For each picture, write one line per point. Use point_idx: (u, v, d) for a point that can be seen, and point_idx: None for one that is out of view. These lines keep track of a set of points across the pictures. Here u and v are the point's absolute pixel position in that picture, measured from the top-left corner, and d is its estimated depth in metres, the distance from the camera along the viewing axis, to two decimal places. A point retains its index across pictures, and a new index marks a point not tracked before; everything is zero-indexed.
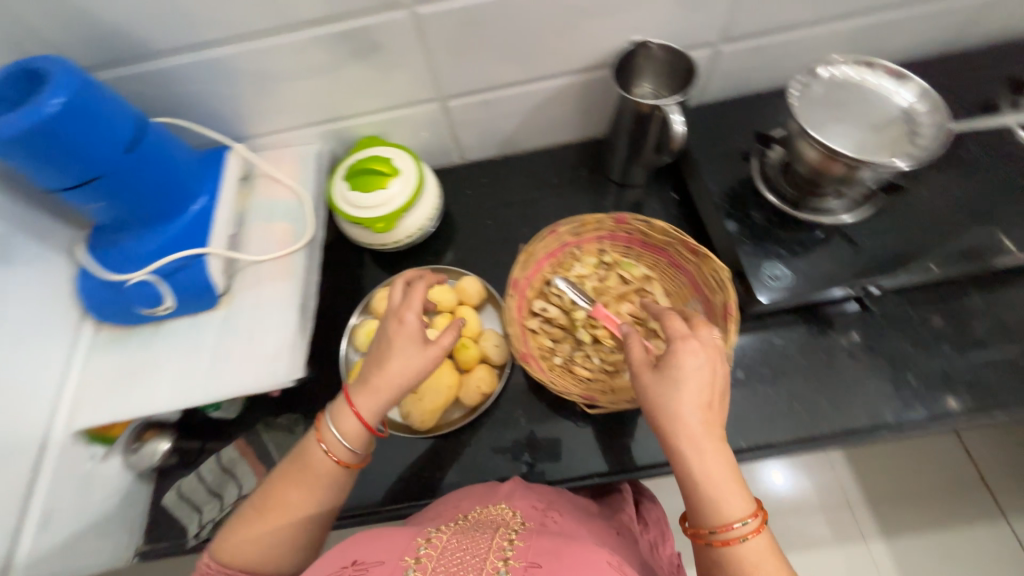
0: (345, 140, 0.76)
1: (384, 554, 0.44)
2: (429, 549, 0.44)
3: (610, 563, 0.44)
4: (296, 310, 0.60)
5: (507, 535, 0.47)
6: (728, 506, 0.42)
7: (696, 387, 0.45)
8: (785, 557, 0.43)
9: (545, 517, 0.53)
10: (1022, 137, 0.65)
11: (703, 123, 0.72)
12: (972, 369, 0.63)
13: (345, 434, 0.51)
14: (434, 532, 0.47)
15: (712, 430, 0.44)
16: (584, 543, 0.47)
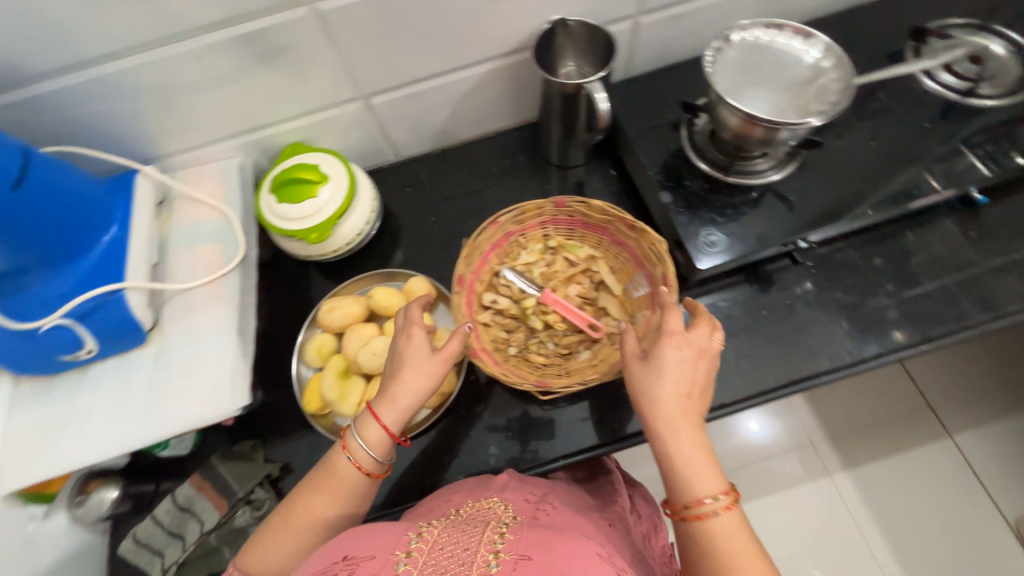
0: (268, 150, 0.72)
1: (376, 547, 0.44)
2: (420, 543, 0.44)
3: (600, 555, 0.43)
4: (234, 336, 0.57)
5: (498, 528, 0.46)
6: (701, 482, 0.44)
7: (677, 375, 0.47)
8: (762, 547, 0.43)
9: (538, 508, 0.52)
10: (926, 82, 0.68)
11: (631, 97, 0.73)
12: (899, 307, 0.66)
13: (370, 445, 0.51)
14: (425, 526, 0.47)
15: (687, 414, 0.46)
16: (575, 534, 0.46)
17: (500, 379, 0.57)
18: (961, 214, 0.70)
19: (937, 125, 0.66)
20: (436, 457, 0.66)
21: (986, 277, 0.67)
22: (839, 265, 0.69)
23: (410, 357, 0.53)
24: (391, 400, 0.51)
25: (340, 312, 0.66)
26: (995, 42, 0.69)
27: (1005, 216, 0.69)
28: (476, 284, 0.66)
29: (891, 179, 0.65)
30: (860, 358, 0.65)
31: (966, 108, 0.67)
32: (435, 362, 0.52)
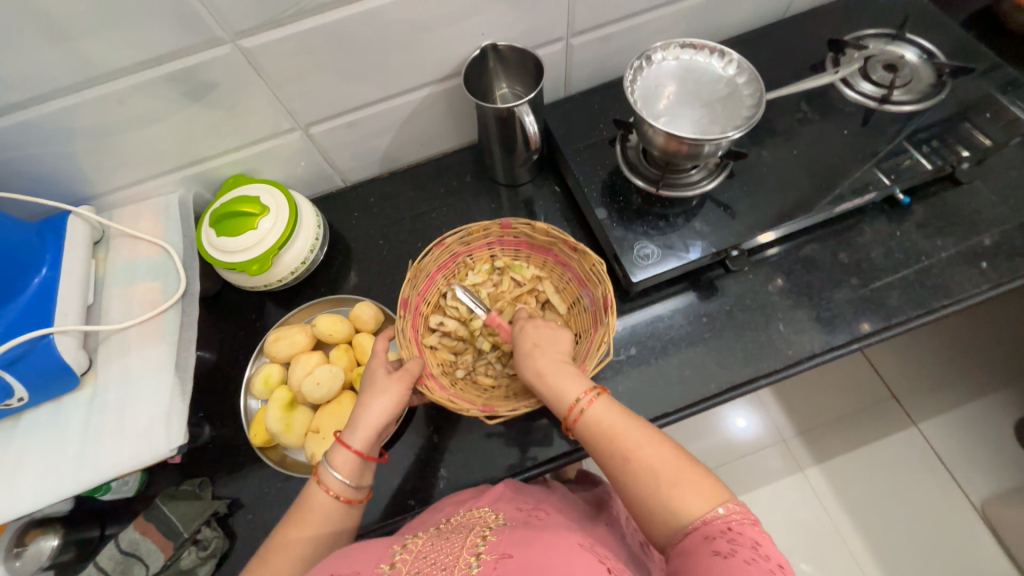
0: (210, 183, 0.72)
1: (362, 563, 0.44)
2: (404, 554, 0.44)
3: (580, 545, 0.43)
4: (171, 376, 0.57)
5: (482, 532, 0.46)
6: (567, 387, 0.50)
7: (524, 326, 0.58)
8: (633, 414, 0.48)
9: (527, 511, 0.52)
10: (844, 92, 0.72)
11: (567, 118, 0.75)
12: (832, 307, 0.68)
13: (344, 472, 0.50)
14: (410, 538, 0.47)
15: (543, 347, 0.55)
16: (557, 529, 0.47)
17: (446, 405, 0.57)
18: (888, 214, 0.72)
19: (858, 131, 0.69)
20: (384, 483, 0.65)
21: (912, 274, 0.69)
22: (773, 270, 0.71)
23: (375, 381, 0.55)
24: (361, 423, 0.52)
25: (285, 342, 0.66)
26: (907, 51, 0.73)
27: (928, 214, 0.72)
28: (423, 305, 0.66)
29: (816, 185, 0.67)
30: (798, 359, 0.66)
31: (884, 114, 0.70)
32: (394, 378, 0.54)
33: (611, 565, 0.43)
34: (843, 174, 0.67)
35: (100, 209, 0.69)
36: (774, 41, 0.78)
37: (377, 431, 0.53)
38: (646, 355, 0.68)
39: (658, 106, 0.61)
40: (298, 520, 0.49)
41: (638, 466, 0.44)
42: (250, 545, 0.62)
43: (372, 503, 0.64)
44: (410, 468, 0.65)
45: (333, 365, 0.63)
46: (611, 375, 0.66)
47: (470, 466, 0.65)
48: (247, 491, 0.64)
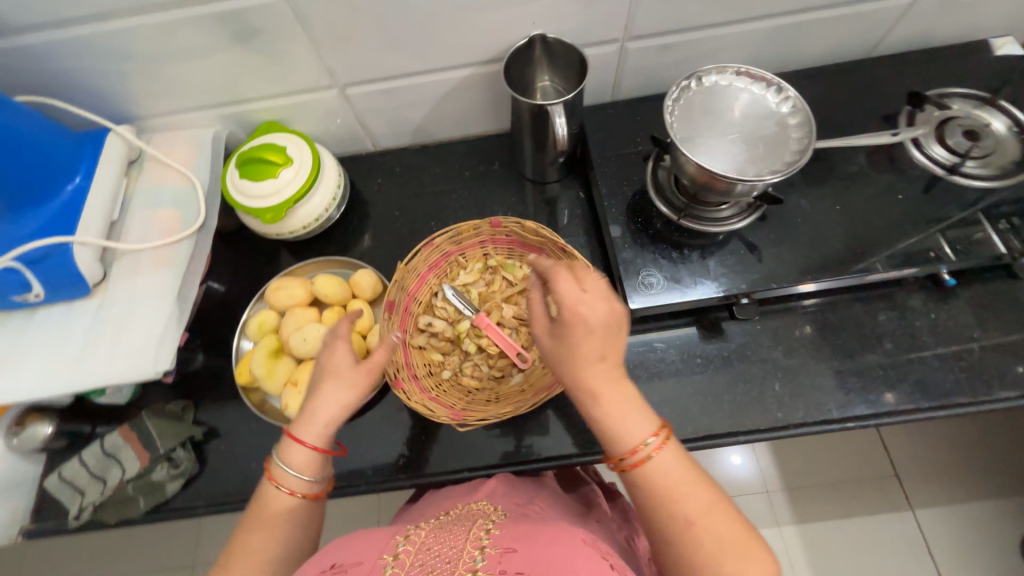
0: (246, 124, 0.74)
1: (363, 555, 0.41)
2: (408, 545, 0.42)
3: (585, 540, 0.41)
4: (171, 303, 0.61)
5: (485, 525, 0.45)
6: (630, 428, 0.42)
7: (587, 310, 0.44)
8: (697, 465, 0.42)
9: (526, 509, 0.51)
10: (910, 152, 0.66)
11: (605, 126, 0.73)
12: (836, 377, 0.64)
13: (300, 469, 0.48)
14: (412, 528, 0.45)
15: (604, 365, 0.44)
16: (560, 524, 0.45)
17: (419, 410, 0.58)
18: (927, 292, 0.67)
19: (915, 198, 0.64)
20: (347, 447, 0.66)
21: (933, 363, 0.63)
22: (784, 324, 0.67)
23: (331, 367, 0.50)
24: (314, 413, 0.49)
25: (284, 293, 0.68)
26: (996, 119, 0.66)
27: (971, 302, 0.66)
28: (414, 305, 0.67)
29: (850, 248, 0.62)
30: (787, 424, 0.62)
31: (948, 185, 0.64)
32: (355, 371, 0.50)
33: (615, 562, 0.40)
34: (883, 242, 0.62)
35: (142, 130, 0.72)
36: (848, 82, 0.72)
37: (333, 425, 0.49)
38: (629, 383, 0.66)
39: (697, 130, 0.59)
40: (260, 525, 0.46)
41: (702, 538, 0.39)
42: (216, 474, 0.65)
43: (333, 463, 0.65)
44: (376, 439, 0.66)
45: (321, 326, 0.65)
46: None
47: (433, 451, 0.65)
48: (224, 424, 0.68)
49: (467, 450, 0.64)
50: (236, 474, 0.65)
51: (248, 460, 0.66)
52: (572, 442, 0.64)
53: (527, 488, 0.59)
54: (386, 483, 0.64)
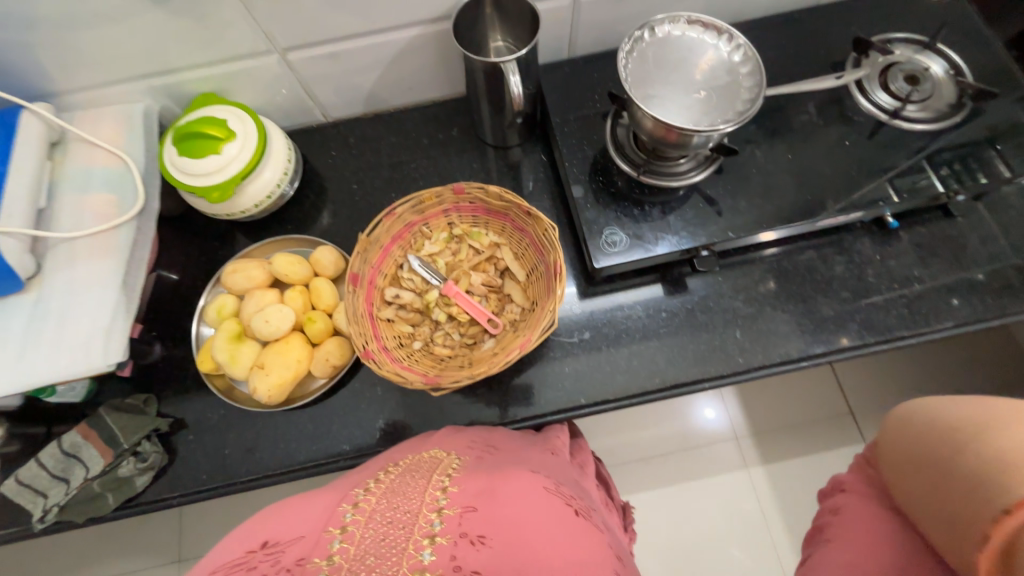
0: (179, 98, 0.68)
1: (303, 528, 0.40)
2: (357, 515, 0.40)
3: (546, 486, 0.43)
4: (116, 293, 0.59)
5: (440, 482, 0.43)
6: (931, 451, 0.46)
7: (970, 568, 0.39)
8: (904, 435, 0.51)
9: (481, 452, 0.51)
10: (855, 98, 0.68)
11: (563, 85, 0.71)
12: (791, 321, 0.67)
13: None
14: (362, 495, 0.42)
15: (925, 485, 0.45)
16: (519, 468, 0.45)
17: (391, 378, 0.56)
18: (873, 236, 0.70)
19: (861, 145, 0.66)
20: (322, 427, 0.65)
21: (878, 303, 0.67)
22: (742, 275, 0.70)
23: None
24: None
25: (242, 275, 0.66)
26: (934, 62, 0.68)
27: (913, 242, 0.70)
28: (379, 278, 0.66)
29: (802, 196, 0.65)
30: (747, 368, 0.66)
31: (891, 130, 0.66)
32: None
33: (577, 505, 0.44)
34: (830, 189, 0.65)
35: (62, 108, 0.66)
36: (797, 32, 0.73)
37: None
38: (598, 341, 0.68)
39: (651, 83, 0.59)
40: None
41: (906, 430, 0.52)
42: (188, 464, 0.64)
43: (308, 443, 0.65)
44: (351, 415, 0.66)
45: (284, 306, 0.63)
46: (558, 355, 0.67)
47: (409, 423, 0.65)
48: (191, 413, 0.66)
49: (443, 419, 0.65)
50: (208, 462, 0.64)
51: (222, 447, 0.65)
52: (546, 402, 0.66)
53: (492, 430, 0.59)
54: (364, 456, 0.64)
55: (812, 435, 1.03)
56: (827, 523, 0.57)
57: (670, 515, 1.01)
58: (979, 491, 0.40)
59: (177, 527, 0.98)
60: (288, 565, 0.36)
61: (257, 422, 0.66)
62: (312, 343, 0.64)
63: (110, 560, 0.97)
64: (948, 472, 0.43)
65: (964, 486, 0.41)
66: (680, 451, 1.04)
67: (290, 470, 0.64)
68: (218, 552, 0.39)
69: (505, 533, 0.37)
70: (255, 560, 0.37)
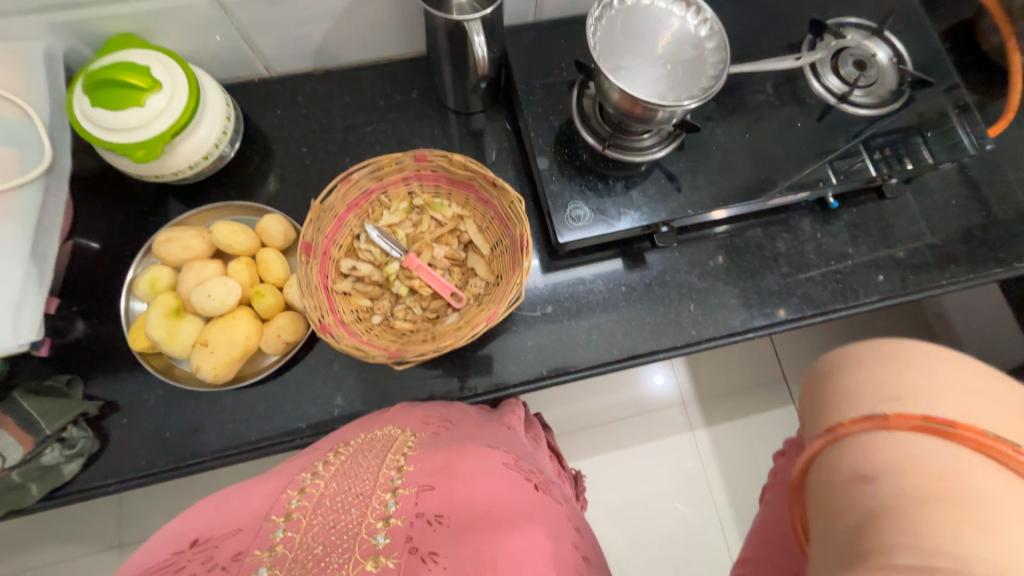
0: (90, 38, 0.59)
1: (239, 521, 0.37)
2: (304, 502, 0.38)
3: (506, 463, 0.44)
4: (23, 264, 0.52)
5: (396, 462, 0.42)
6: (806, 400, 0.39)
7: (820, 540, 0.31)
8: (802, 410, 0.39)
9: (437, 428, 0.50)
10: (808, 80, 0.70)
11: (529, 50, 0.69)
12: (740, 294, 0.71)
13: None
14: (310, 480, 0.41)
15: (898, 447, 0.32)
16: (478, 444, 0.45)
17: (350, 352, 0.54)
18: (816, 215, 0.75)
19: (811, 127, 0.69)
20: (275, 405, 0.62)
21: (817, 277, 0.73)
22: (698, 249, 0.72)
23: None
24: None
25: (177, 245, 0.60)
26: (880, 49, 0.71)
27: (849, 222, 0.75)
28: (334, 249, 0.62)
29: (756, 175, 0.67)
30: (699, 339, 0.69)
31: (839, 113, 0.70)
32: None
33: (535, 480, 0.45)
34: (782, 169, 0.68)
35: None
36: (759, 10, 0.73)
37: None
38: (559, 314, 0.69)
39: (620, 53, 0.58)
40: None
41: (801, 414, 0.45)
42: (125, 448, 0.60)
43: (260, 422, 0.62)
44: (307, 393, 0.63)
45: (228, 279, 0.58)
46: (520, 329, 0.68)
47: (369, 399, 0.64)
48: (125, 396, 0.61)
49: (405, 394, 0.64)
50: (148, 446, 0.60)
51: (163, 430, 0.61)
52: (508, 374, 0.66)
53: (448, 405, 0.59)
54: (322, 434, 0.62)
55: (750, 398, 1.12)
56: (765, 488, 0.49)
57: (621, 475, 1.07)
58: (819, 414, 0.35)
59: (114, 511, 0.93)
60: (222, 561, 0.34)
61: (202, 402, 0.62)
62: (262, 318, 0.60)
63: (37, 549, 0.90)
64: (818, 398, 0.37)
65: (816, 410, 0.36)
66: (632, 416, 1.10)
67: (241, 450, 0.61)
68: (138, 557, 0.36)
69: (463, 512, 0.37)
70: (183, 560, 0.34)
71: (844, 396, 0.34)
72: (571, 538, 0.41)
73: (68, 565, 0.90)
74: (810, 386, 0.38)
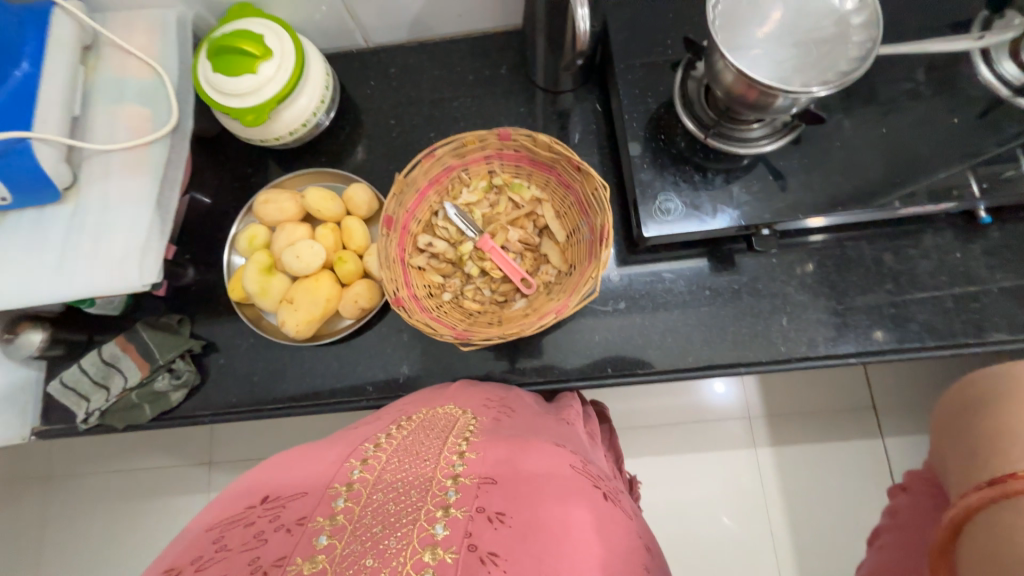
0: (215, 6, 0.64)
1: (306, 485, 0.39)
2: (364, 473, 0.40)
3: (572, 466, 0.42)
4: (150, 212, 0.58)
5: (457, 447, 0.42)
6: (957, 435, 0.37)
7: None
8: (955, 445, 0.37)
9: (498, 415, 0.50)
10: (972, 68, 0.59)
11: (632, 24, 0.63)
12: (845, 313, 0.62)
13: None
14: (372, 451, 0.42)
15: None
16: (542, 441, 0.44)
17: (420, 327, 0.55)
18: (955, 231, 0.63)
19: (969, 124, 0.57)
20: (346, 365, 0.66)
21: (947, 304, 0.62)
22: (799, 258, 0.64)
23: None
24: None
25: (274, 207, 0.64)
26: None
27: (1000, 242, 0.62)
28: (413, 223, 0.63)
29: (888, 177, 0.57)
30: (788, 358, 0.62)
31: (1010, 109, 0.57)
32: None
33: (602, 487, 0.43)
34: (922, 174, 0.57)
35: (94, 8, 0.63)
36: None
37: None
38: (632, 312, 0.65)
39: (738, 32, 0.51)
40: None
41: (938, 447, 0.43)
42: (219, 385, 0.66)
43: (333, 379, 0.66)
44: (375, 358, 0.66)
45: (315, 243, 0.61)
46: (589, 322, 0.65)
47: (431, 371, 0.65)
48: (221, 338, 0.68)
49: (466, 372, 0.65)
50: (237, 386, 0.66)
51: (250, 373, 0.66)
52: (572, 368, 0.64)
53: (506, 389, 0.59)
54: (385, 399, 0.65)
55: (831, 426, 1.01)
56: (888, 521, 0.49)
57: (672, 483, 1.02)
58: (982, 457, 0.34)
59: (205, 434, 1.05)
60: (287, 522, 0.36)
61: (284, 353, 0.67)
62: (341, 283, 0.63)
63: (145, 455, 1.05)
64: (979, 438, 0.35)
65: (979, 449, 0.34)
66: (692, 425, 1.03)
67: (314, 402, 0.65)
68: (225, 500, 0.40)
69: (527, 512, 0.36)
70: (255, 514, 0.37)
71: (1014, 436, 0.33)
72: (636, 557, 0.38)
73: (168, 474, 1.04)
74: (970, 420, 0.36)
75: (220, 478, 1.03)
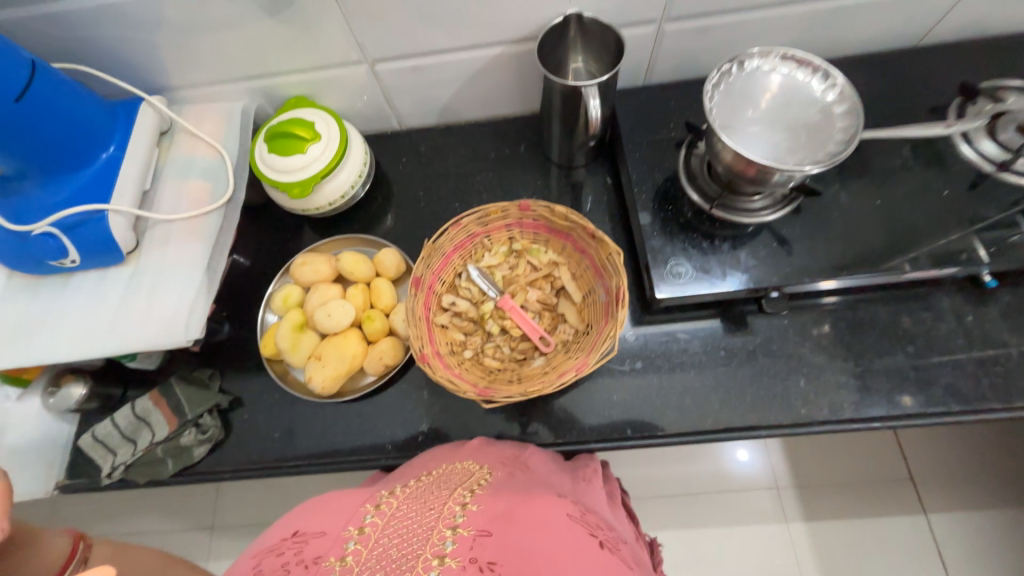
0: (273, 98, 0.74)
1: (327, 525, 0.41)
2: (375, 518, 0.41)
3: (571, 516, 0.41)
4: (201, 273, 0.64)
5: (461, 497, 0.42)
6: None
7: None
8: None
9: (513, 470, 0.50)
10: (956, 146, 0.64)
11: (639, 111, 0.71)
12: (864, 376, 0.63)
13: None
14: (385, 498, 0.44)
15: None
16: (544, 492, 0.44)
17: (443, 384, 0.56)
18: (962, 294, 0.65)
19: (959, 196, 0.61)
20: (367, 422, 0.67)
21: (967, 367, 0.62)
22: (811, 320, 0.66)
23: None
24: None
25: (310, 268, 0.69)
26: None
27: (1009, 305, 0.64)
28: (437, 284, 0.67)
29: (888, 244, 0.60)
30: (809, 420, 0.61)
31: (996, 182, 0.61)
32: None
33: (602, 537, 0.41)
34: (923, 240, 0.60)
35: (173, 101, 0.73)
36: (892, 73, 0.69)
37: None
38: (649, 371, 0.66)
39: (731, 120, 0.58)
40: None
41: None
42: (241, 440, 0.68)
43: (353, 436, 0.66)
44: (396, 415, 0.67)
45: (346, 302, 0.65)
46: (606, 381, 0.66)
47: (450, 428, 0.66)
48: (248, 393, 0.70)
49: (484, 430, 0.65)
50: (259, 442, 0.67)
51: (272, 429, 0.68)
52: (591, 428, 0.64)
53: (522, 447, 0.58)
54: (403, 458, 0.65)
55: (863, 498, 0.96)
56: None
57: (696, 560, 0.95)
58: None
59: (212, 496, 1.03)
60: (305, 560, 0.38)
61: (307, 409, 0.68)
62: (368, 340, 0.66)
63: (149, 518, 1.03)
64: None
65: None
66: (713, 494, 0.99)
67: (332, 460, 0.65)
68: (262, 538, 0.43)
69: (517, 563, 0.36)
70: (283, 546, 0.40)
71: None
72: None
73: (170, 538, 1.01)
74: None
75: (222, 544, 1.00)
